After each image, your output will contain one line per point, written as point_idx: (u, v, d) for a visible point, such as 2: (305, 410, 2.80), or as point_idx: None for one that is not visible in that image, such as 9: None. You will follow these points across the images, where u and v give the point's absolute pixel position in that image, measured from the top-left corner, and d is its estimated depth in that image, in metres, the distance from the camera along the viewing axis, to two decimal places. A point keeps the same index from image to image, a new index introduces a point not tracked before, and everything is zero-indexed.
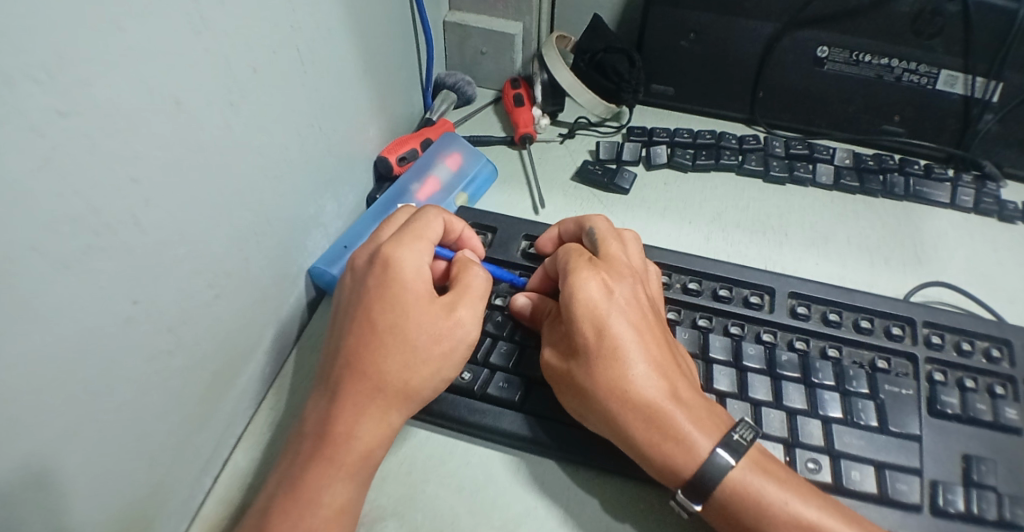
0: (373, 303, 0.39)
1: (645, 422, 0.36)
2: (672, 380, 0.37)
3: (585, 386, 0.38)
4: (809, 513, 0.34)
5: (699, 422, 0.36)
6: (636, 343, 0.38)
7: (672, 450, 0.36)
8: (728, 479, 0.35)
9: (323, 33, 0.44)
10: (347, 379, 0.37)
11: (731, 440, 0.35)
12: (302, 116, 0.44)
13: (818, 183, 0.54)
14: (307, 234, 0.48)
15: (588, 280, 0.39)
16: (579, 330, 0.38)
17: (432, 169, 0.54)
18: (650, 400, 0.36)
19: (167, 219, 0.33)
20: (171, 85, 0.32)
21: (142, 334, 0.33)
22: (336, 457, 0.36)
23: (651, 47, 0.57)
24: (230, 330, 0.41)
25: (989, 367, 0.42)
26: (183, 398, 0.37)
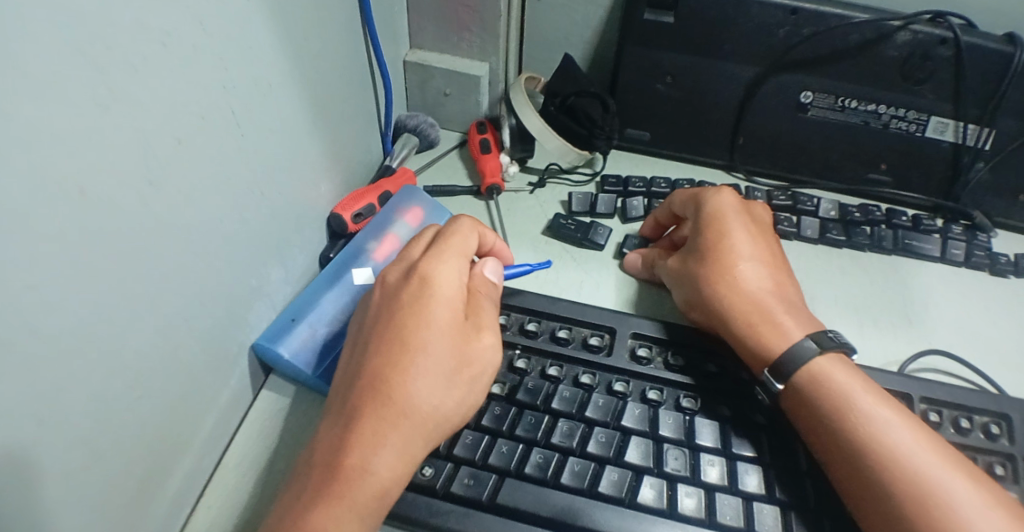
0: (405, 319, 0.36)
1: (749, 310, 0.41)
2: (775, 287, 0.42)
3: (701, 272, 0.43)
4: (904, 438, 0.35)
5: (797, 321, 0.40)
6: (753, 249, 0.43)
7: (768, 332, 0.40)
8: (812, 368, 0.38)
9: (264, 88, 0.39)
10: (370, 405, 0.34)
11: (822, 337, 0.39)
12: (240, 181, 0.39)
13: (804, 236, 0.51)
14: (248, 308, 0.42)
15: (715, 208, 0.45)
16: (713, 257, 0.43)
17: (391, 227, 0.50)
18: (748, 292, 0.41)
19: (75, 321, 0.28)
20: (74, 172, 0.27)
21: (44, 458, 0.27)
22: (349, 494, 0.32)
23: (625, 91, 0.54)
24: (159, 430, 0.35)
25: (989, 446, 0.39)
26: (98, 520, 0.32)
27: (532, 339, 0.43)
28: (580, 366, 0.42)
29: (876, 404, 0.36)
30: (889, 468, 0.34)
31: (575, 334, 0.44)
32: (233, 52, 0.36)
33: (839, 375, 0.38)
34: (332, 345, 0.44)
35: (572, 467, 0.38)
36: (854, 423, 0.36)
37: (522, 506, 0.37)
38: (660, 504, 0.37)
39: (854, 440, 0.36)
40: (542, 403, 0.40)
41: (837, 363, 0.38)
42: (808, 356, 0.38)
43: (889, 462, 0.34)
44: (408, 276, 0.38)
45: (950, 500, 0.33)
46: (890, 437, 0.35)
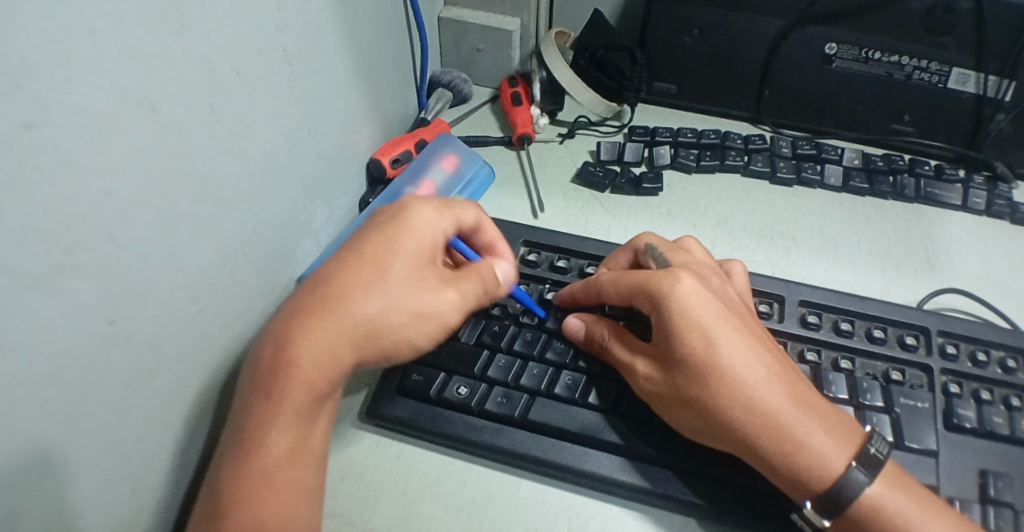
0: (373, 238, 0.36)
1: (743, 415, 0.34)
2: (775, 366, 0.35)
3: (683, 389, 0.36)
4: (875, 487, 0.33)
5: (795, 404, 0.34)
6: (727, 327, 0.35)
7: (745, 418, 0.34)
8: (784, 438, 0.34)
9: (312, 31, 0.42)
10: (316, 306, 0.34)
11: (867, 453, 0.34)
12: (290, 120, 0.41)
13: (828, 184, 0.52)
14: (297, 241, 0.46)
15: (684, 288, 0.36)
16: (680, 335, 0.36)
17: (428, 172, 0.52)
18: (733, 394, 0.34)
19: (149, 229, 0.31)
20: (149, 90, 0.29)
21: (125, 348, 0.31)
22: (280, 389, 0.32)
23: (654, 44, 0.55)
24: (218, 345, 0.38)
25: (1005, 378, 0.40)
26: (168, 419, 0.35)
27: (562, 274, 0.46)
28: None
29: (754, 366, 0.35)
30: (757, 430, 0.34)
31: None
32: None
33: (725, 347, 0.35)
34: None
35: (598, 388, 0.40)
36: (805, 449, 0.33)
37: (550, 421, 0.39)
38: None
39: (722, 405, 0.34)
40: None
41: (723, 328, 0.35)
42: (812, 444, 0.33)
43: (756, 424, 0.34)
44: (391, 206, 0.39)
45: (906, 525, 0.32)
46: (762, 400, 0.34)
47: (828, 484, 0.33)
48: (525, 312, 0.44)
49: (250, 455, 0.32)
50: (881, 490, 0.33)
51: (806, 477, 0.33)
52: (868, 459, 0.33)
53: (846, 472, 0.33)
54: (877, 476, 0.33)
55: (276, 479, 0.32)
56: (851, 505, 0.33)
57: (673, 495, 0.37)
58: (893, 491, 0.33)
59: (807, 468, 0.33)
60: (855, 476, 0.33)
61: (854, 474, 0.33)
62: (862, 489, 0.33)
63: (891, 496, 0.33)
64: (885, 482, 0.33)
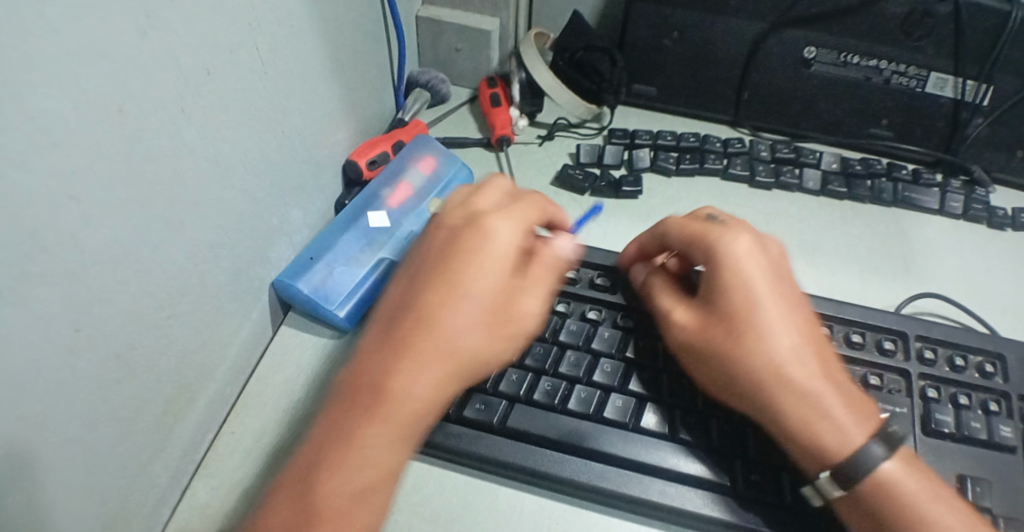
0: (466, 260, 0.35)
1: (789, 388, 0.35)
2: (812, 345, 0.36)
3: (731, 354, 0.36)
4: (887, 467, 0.33)
5: (830, 382, 0.35)
6: (777, 300, 0.36)
7: (797, 394, 0.35)
8: (818, 415, 0.34)
9: (287, 29, 0.40)
10: (412, 335, 0.33)
11: (887, 433, 0.34)
12: (264, 120, 0.40)
13: (806, 188, 0.52)
14: (269, 245, 0.44)
15: (739, 250, 0.37)
16: (730, 297, 0.36)
17: (405, 173, 0.51)
18: (779, 364, 0.35)
19: (115, 233, 0.29)
20: (116, 90, 0.28)
21: (83, 359, 0.29)
22: (383, 417, 0.31)
23: (633, 47, 0.55)
24: (187, 352, 0.37)
25: (983, 383, 0.40)
26: (134, 430, 0.34)
27: None
28: (587, 303, 0.43)
29: (790, 332, 0.36)
30: (783, 391, 0.35)
31: (582, 274, 0.45)
32: None
33: (764, 309, 0.36)
34: (348, 280, 0.45)
35: (579, 394, 0.39)
36: (835, 432, 0.34)
37: (530, 429, 0.38)
38: (662, 429, 0.38)
39: (763, 367, 0.35)
40: (550, 335, 0.42)
41: (766, 289, 0.36)
42: (845, 428, 0.34)
43: (776, 381, 0.35)
44: (463, 219, 0.37)
45: (914, 504, 0.32)
46: (795, 369, 0.35)
47: (844, 451, 0.34)
48: None
49: (322, 493, 0.30)
50: (893, 468, 0.33)
51: (820, 446, 0.34)
52: (887, 438, 0.34)
53: (865, 446, 0.33)
54: (894, 453, 0.34)
55: (360, 514, 0.30)
56: (864, 479, 0.33)
57: (656, 504, 0.36)
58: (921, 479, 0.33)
59: (824, 438, 0.34)
60: (872, 450, 0.33)
61: (873, 449, 0.33)
62: (877, 463, 0.33)
63: (902, 477, 0.33)
64: (900, 461, 0.33)
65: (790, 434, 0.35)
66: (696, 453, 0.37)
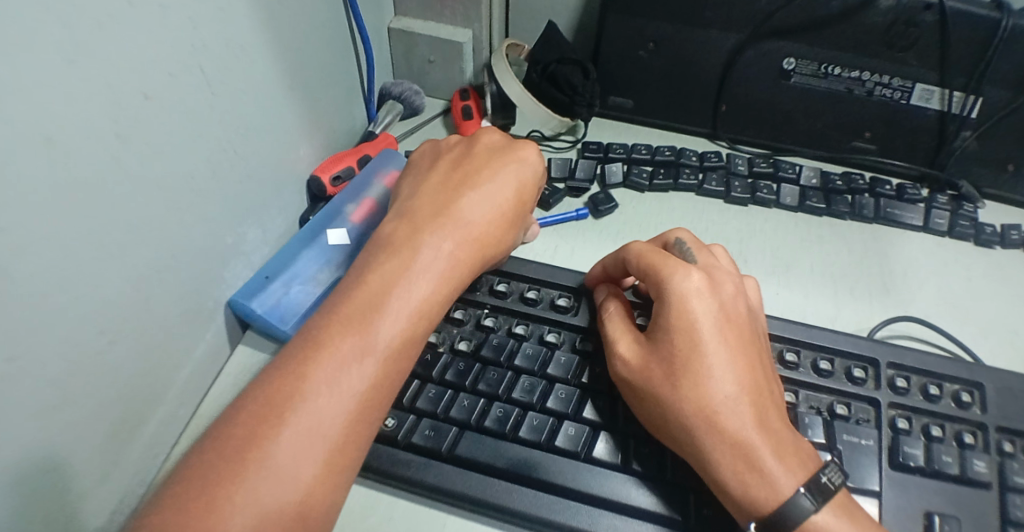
0: (412, 243, 0.36)
1: (722, 435, 0.33)
2: (758, 391, 0.34)
3: (665, 395, 0.34)
4: (819, 518, 0.31)
5: (771, 435, 0.33)
6: (722, 342, 0.34)
7: (732, 442, 0.32)
8: (751, 465, 0.32)
9: (237, 49, 0.40)
10: (341, 324, 0.32)
11: (819, 484, 0.31)
12: (214, 140, 0.40)
13: (783, 204, 0.50)
14: (225, 264, 0.43)
15: (687, 288, 0.35)
16: (674, 336, 0.35)
17: (368, 190, 0.50)
18: (717, 409, 0.33)
19: (47, 263, 0.29)
20: (42, 119, 0.27)
21: (16, 395, 0.28)
22: (292, 412, 0.29)
23: (608, 58, 0.54)
24: (134, 376, 0.37)
25: (957, 413, 0.39)
26: (74, 457, 0.33)
27: (501, 299, 0.44)
28: (546, 325, 0.43)
29: (734, 378, 0.34)
30: (719, 439, 0.33)
31: (543, 295, 0.44)
32: (207, 9, 0.36)
33: (708, 351, 0.34)
34: (304, 303, 0.45)
35: (531, 422, 0.38)
36: (760, 482, 0.32)
37: (479, 457, 0.37)
38: (613, 459, 0.37)
39: (697, 411, 0.33)
40: (504, 359, 0.41)
41: (715, 330, 0.34)
42: (777, 479, 0.31)
43: (714, 428, 0.33)
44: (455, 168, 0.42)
45: None
46: (732, 417, 0.33)
47: (776, 504, 0.31)
48: (461, 338, 0.42)
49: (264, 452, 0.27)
50: (828, 519, 0.31)
51: (753, 499, 0.32)
52: (819, 488, 0.31)
53: (792, 498, 0.31)
54: (826, 506, 0.31)
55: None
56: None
57: None
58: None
59: (758, 490, 0.32)
60: (800, 503, 0.31)
61: (800, 502, 0.31)
62: (807, 516, 0.31)
63: (837, 527, 0.31)
64: (832, 513, 0.31)
65: (717, 481, 0.33)
66: (647, 485, 0.36)
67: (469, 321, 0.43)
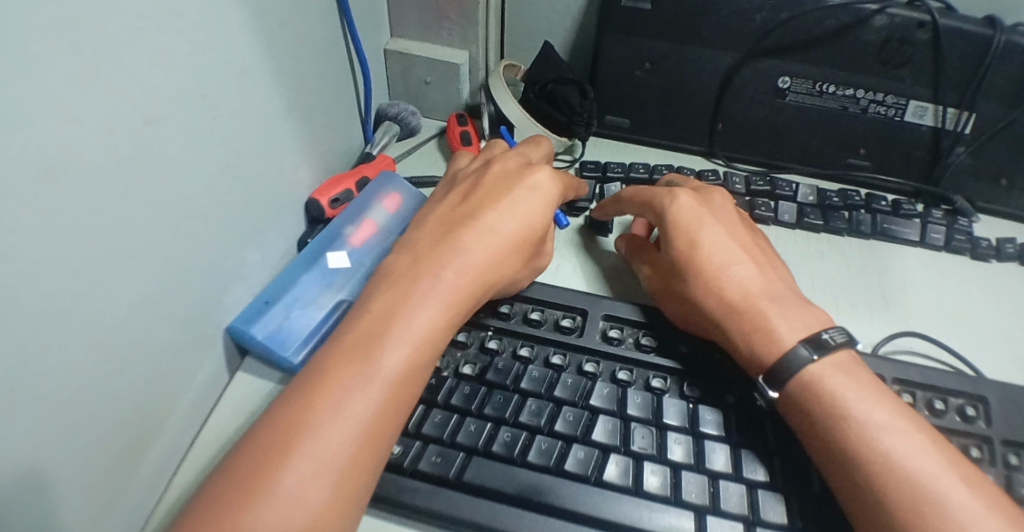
0: (461, 231, 0.40)
1: (733, 312, 0.39)
2: (767, 284, 0.40)
3: (683, 291, 0.42)
4: (877, 416, 0.34)
5: (782, 312, 0.38)
6: (721, 238, 0.42)
7: (741, 318, 0.39)
8: (762, 331, 0.38)
9: (238, 72, 0.39)
10: (414, 294, 0.36)
11: (818, 339, 0.37)
12: (216, 163, 0.39)
13: (781, 221, 0.50)
14: (225, 289, 0.43)
15: (681, 202, 0.44)
16: (680, 238, 0.43)
17: (369, 211, 0.50)
18: (728, 294, 0.40)
19: (47, 299, 0.28)
20: (46, 147, 0.26)
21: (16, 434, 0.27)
22: (368, 375, 0.33)
23: (604, 78, 0.54)
24: (134, 407, 0.35)
25: (964, 427, 0.39)
26: (74, 495, 0.32)
27: (504, 321, 0.43)
28: (551, 347, 0.42)
29: (740, 267, 0.41)
30: (733, 318, 0.39)
31: (547, 316, 0.44)
32: (210, 33, 0.36)
33: (707, 245, 0.42)
34: (304, 326, 0.44)
35: (539, 446, 0.38)
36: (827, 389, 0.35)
37: (487, 482, 0.37)
38: (625, 482, 0.36)
39: (709, 295, 0.40)
40: (511, 382, 0.40)
41: (709, 228, 0.43)
42: (791, 348, 0.37)
43: (726, 305, 0.40)
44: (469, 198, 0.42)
45: (894, 452, 0.33)
46: (735, 294, 0.40)
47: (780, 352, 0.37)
48: (465, 361, 0.42)
49: (341, 420, 0.31)
50: (884, 419, 0.34)
51: (761, 355, 0.38)
52: (817, 343, 0.36)
53: (791, 348, 0.37)
54: (826, 359, 0.36)
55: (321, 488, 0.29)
56: (792, 379, 0.36)
57: None
58: (879, 403, 0.34)
59: (767, 347, 0.38)
60: (798, 352, 0.36)
61: (799, 350, 0.36)
62: (804, 364, 0.36)
63: (891, 427, 0.33)
64: (896, 421, 0.34)
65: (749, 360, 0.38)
66: (662, 505, 0.36)
67: (473, 344, 0.42)
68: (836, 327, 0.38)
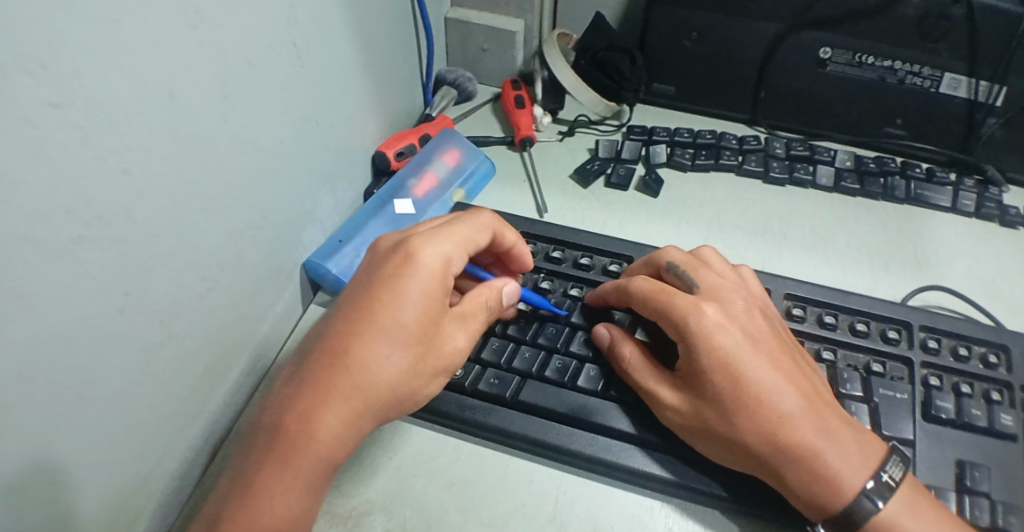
0: (383, 295, 0.35)
1: (791, 463, 0.34)
2: (805, 394, 0.35)
3: (725, 434, 0.35)
4: (890, 508, 0.33)
5: (846, 459, 0.34)
6: (757, 358, 0.36)
7: (799, 471, 0.34)
8: (818, 470, 0.34)
9: (321, 30, 0.44)
10: (332, 375, 0.33)
11: (882, 481, 0.33)
12: (300, 112, 0.44)
13: (819, 184, 0.53)
14: (302, 228, 0.47)
15: (724, 331, 0.36)
16: (721, 356, 0.36)
17: (431, 165, 0.55)
18: (778, 443, 0.34)
19: (161, 213, 0.32)
20: (164, 78, 0.31)
21: (129, 328, 0.32)
22: (293, 452, 0.32)
23: (654, 46, 0.57)
24: (224, 323, 0.40)
25: (986, 373, 0.41)
26: (176, 392, 0.37)
27: (558, 265, 0.47)
28: None
29: (765, 367, 0.35)
30: (792, 466, 0.34)
31: (596, 261, 0.47)
32: None
33: (748, 366, 0.35)
34: None
35: (588, 372, 0.41)
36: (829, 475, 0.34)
37: (541, 403, 0.40)
38: None
39: (763, 446, 0.34)
40: (563, 317, 0.44)
41: (747, 353, 0.36)
42: (866, 508, 0.33)
43: (780, 454, 0.34)
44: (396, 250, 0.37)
45: None
46: (786, 432, 0.34)
47: (844, 501, 0.33)
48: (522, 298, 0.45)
49: (249, 517, 0.31)
50: (894, 512, 0.33)
51: (822, 503, 0.34)
52: (881, 485, 0.33)
53: (857, 498, 0.33)
54: (894, 501, 0.33)
55: None
56: (863, 524, 0.33)
57: (657, 476, 0.38)
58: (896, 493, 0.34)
59: (827, 489, 0.34)
60: (866, 503, 0.33)
61: (863, 502, 0.33)
62: (874, 514, 0.33)
63: (908, 521, 0.33)
64: (909, 502, 0.34)
65: (822, 518, 0.34)
66: None
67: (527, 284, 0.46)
68: (892, 454, 0.35)
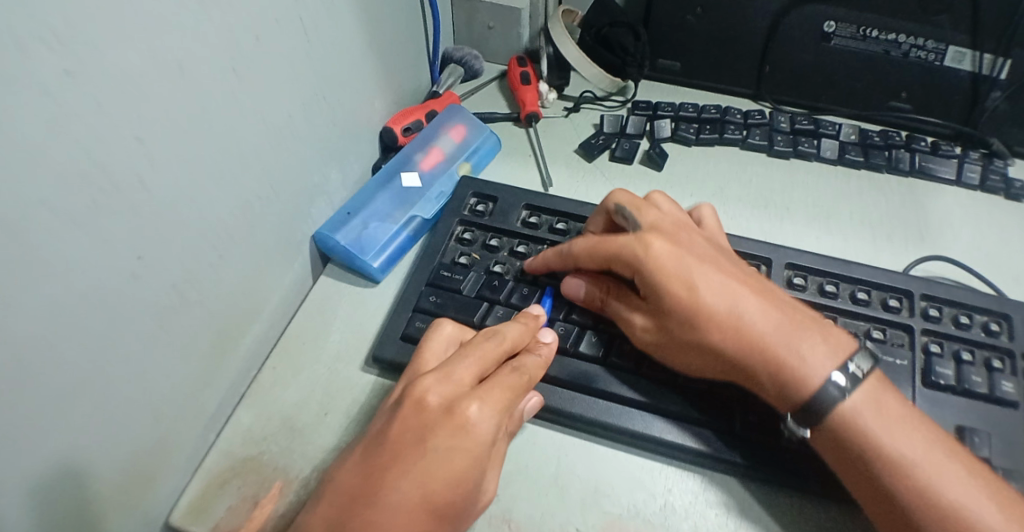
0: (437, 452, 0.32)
1: (757, 357, 0.37)
2: (760, 298, 0.38)
3: (691, 340, 0.38)
4: (855, 400, 0.35)
5: (809, 352, 0.36)
6: (704, 270, 0.39)
7: (767, 370, 0.36)
8: (783, 364, 0.36)
9: (327, 7, 0.44)
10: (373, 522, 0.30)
11: (847, 371, 0.35)
12: (308, 87, 0.45)
13: (823, 157, 0.54)
14: (310, 202, 0.48)
15: (666, 249, 0.40)
16: (670, 272, 0.39)
17: (437, 141, 0.55)
18: (745, 342, 0.37)
19: (170, 181, 0.33)
20: (177, 52, 0.32)
21: (146, 291, 0.33)
22: None
23: (658, 22, 0.57)
24: (235, 292, 0.41)
25: (988, 341, 0.41)
26: (187, 358, 0.38)
27: (562, 236, 0.47)
28: None
29: (716, 275, 0.39)
30: (758, 361, 0.37)
31: None
32: None
33: (696, 277, 0.39)
34: (381, 235, 0.50)
35: (590, 339, 0.42)
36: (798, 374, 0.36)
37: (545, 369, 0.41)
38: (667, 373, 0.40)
39: (733, 347, 0.37)
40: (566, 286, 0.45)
41: (694, 266, 0.39)
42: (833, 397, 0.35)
43: (745, 351, 0.37)
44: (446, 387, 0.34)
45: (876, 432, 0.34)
46: (747, 330, 0.37)
47: (812, 389, 0.35)
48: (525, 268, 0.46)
49: None
50: (857, 401, 0.35)
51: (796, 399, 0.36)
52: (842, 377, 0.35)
53: (822, 385, 0.35)
54: (858, 390, 0.35)
55: None
56: (830, 416, 0.35)
57: (658, 439, 0.39)
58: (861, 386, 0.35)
59: (796, 384, 0.36)
60: (830, 391, 0.35)
61: (829, 389, 0.35)
62: (838, 401, 0.35)
63: (869, 407, 0.35)
64: (873, 390, 0.35)
65: (794, 411, 0.36)
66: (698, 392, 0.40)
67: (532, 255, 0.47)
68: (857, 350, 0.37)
